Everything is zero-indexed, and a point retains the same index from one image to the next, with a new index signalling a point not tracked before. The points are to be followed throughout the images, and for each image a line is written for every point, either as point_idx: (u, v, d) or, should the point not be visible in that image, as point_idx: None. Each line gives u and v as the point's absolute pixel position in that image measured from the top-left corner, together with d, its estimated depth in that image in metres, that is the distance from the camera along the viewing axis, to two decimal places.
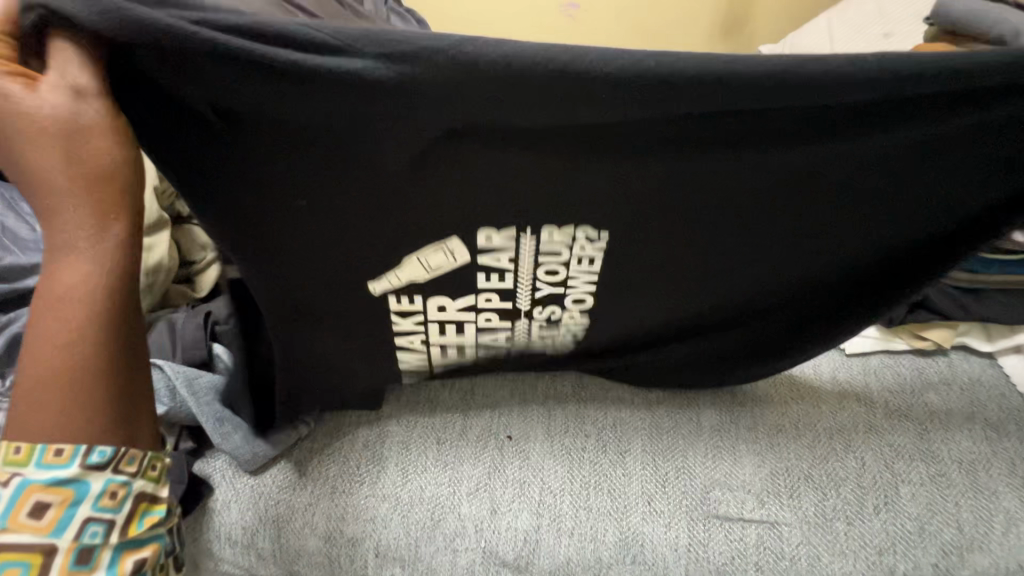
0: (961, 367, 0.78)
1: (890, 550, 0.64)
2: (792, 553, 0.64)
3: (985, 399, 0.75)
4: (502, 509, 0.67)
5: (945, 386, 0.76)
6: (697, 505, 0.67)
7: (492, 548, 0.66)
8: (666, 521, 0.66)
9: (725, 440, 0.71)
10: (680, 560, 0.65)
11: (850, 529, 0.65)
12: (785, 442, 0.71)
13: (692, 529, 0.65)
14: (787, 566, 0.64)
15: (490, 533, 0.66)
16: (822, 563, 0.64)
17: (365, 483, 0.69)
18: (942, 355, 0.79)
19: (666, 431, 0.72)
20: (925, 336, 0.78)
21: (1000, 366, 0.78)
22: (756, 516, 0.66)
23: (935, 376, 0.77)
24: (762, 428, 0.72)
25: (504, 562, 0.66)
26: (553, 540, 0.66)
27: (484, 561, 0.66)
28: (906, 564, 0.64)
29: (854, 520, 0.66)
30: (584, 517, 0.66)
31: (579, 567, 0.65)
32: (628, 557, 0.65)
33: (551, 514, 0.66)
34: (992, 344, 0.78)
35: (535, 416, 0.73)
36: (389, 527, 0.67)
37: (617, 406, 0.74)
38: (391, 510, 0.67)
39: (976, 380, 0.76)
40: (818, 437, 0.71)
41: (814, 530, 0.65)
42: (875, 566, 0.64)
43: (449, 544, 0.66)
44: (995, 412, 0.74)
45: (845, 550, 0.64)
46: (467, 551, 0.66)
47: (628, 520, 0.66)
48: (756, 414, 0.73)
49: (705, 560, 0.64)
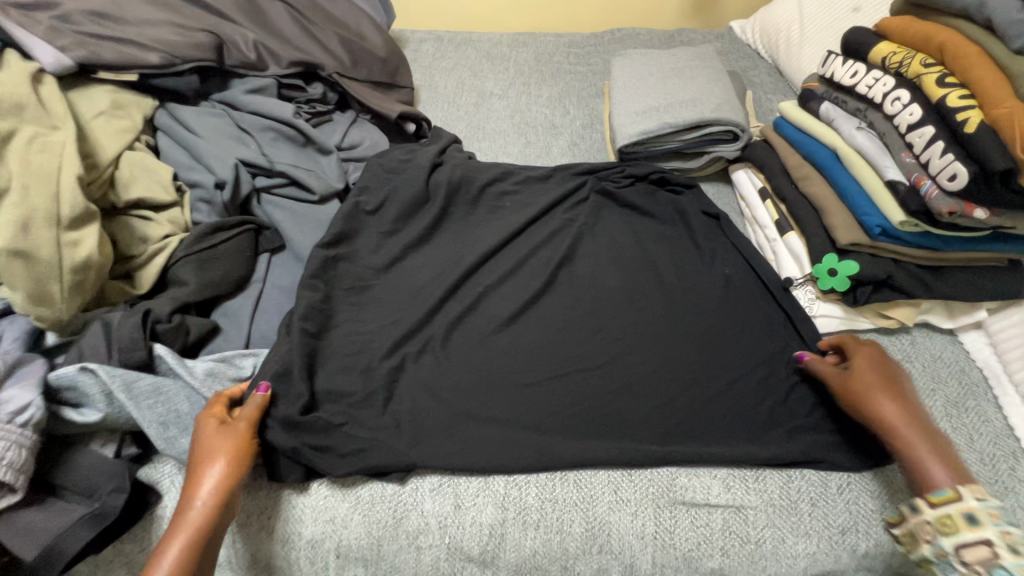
0: (924, 345, 0.78)
1: (853, 529, 0.64)
2: (757, 536, 0.64)
3: (947, 375, 0.75)
4: (466, 503, 0.65)
5: (907, 364, 0.76)
6: (663, 492, 0.66)
7: (457, 543, 0.64)
8: (633, 509, 0.65)
9: (695, 426, 0.70)
10: (647, 548, 0.64)
11: (814, 510, 0.65)
12: (753, 429, 0.70)
13: (658, 517, 0.65)
14: (753, 549, 0.64)
15: (455, 528, 0.64)
16: (787, 544, 0.64)
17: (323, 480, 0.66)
18: (905, 333, 0.80)
19: (634, 418, 0.71)
20: (890, 315, 0.78)
21: (962, 343, 0.79)
22: (722, 501, 0.65)
23: (899, 354, 0.77)
24: (725, 409, 0.72)
25: (470, 557, 0.64)
26: (519, 534, 0.64)
27: (449, 557, 0.64)
28: (869, 542, 0.64)
29: (818, 500, 0.66)
30: (551, 509, 0.65)
31: (546, 559, 0.64)
32: (594, 547, 0.64)
33: (516, 507, 0.65)
34: (954, 321, 0.79)
35: (503, 405, 0.71)
36: (349, 527, 0.64)
37: (582, 397, 0.72)
38: (351, 509, 0.65)
39: (938, 357, 0.77)
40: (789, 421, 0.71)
41: (779, 513, 0.65)
42: (839, 545, 0.64)
43: (412, 541, 0.64)
44: (955, 388, 0.74)
45: (809, 531, 0.64)
46: (431, 548, 0.64)
47: (594, 510, 0.65)
48: (719, 395, 0.73)
49: (671, 547, 0.64)
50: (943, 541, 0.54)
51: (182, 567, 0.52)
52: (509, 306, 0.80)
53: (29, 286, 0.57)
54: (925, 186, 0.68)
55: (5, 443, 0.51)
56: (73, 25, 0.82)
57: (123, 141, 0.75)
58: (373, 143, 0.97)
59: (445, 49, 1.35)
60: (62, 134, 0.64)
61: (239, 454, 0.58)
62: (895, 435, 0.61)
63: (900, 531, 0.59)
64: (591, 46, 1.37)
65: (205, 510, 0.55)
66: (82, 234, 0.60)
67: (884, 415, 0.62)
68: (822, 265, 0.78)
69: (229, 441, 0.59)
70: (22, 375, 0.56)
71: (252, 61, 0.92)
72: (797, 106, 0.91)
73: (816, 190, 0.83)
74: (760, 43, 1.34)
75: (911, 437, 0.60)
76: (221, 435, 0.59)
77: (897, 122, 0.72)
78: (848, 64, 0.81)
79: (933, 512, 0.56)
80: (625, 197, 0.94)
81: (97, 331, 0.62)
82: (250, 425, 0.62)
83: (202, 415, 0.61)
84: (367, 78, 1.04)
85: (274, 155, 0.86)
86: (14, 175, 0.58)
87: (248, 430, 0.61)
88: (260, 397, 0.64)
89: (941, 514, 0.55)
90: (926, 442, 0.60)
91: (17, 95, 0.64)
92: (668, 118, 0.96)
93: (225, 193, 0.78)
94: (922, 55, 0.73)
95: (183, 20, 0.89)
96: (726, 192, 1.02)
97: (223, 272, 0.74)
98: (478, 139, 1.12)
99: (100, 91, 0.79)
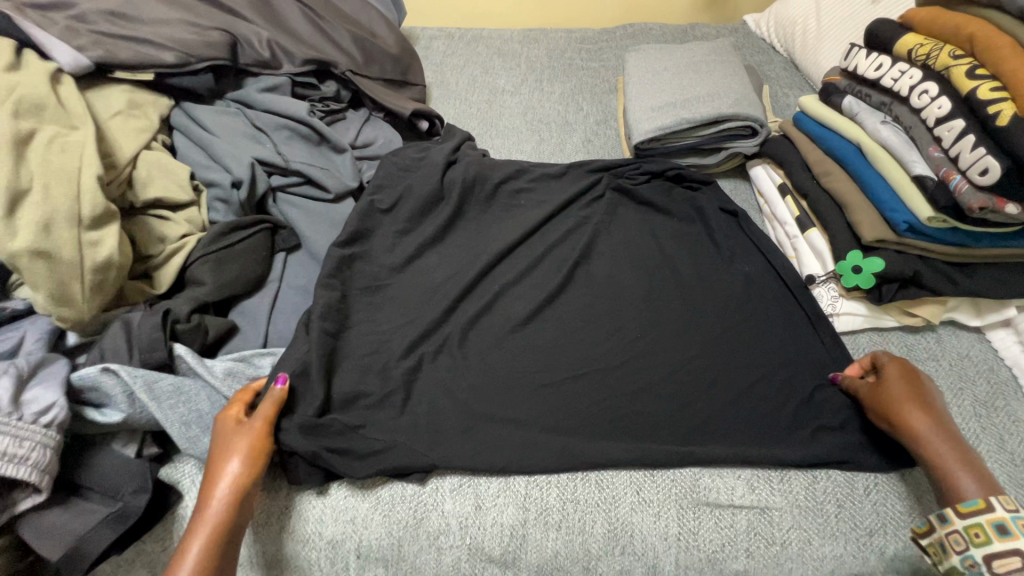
0: (951, 343, 0.77)
1: (881, 531, 0.63)
2: (783, 538, 0.63)
3: (974, 374, 0.74)
4: (487, 504, 0.65)
5: (933, 363, 0.75)
6: (687, 493, 0.65)
7: (477, 544, 0.64)
8: (656, 510, 0.64)
9: (717, 426, 0.69)
10: (670, 549, 0.63)
11: (840, 511, 0.64)
12: (776, 429, 0.69)
13: (682, 518, 0.64)
14: (779, 551, 0.63)
15: (475, 529, 0.64)
16: (813, 546, 0.63)
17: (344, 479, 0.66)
18: (931, 332, 0.78)
19: (655, 418, 0.70)
20: (916, 313, 0.77)
21: (989, 341, 0.78)
22: (746, 502, 0.64)
23: (924, 353, 0.76)
24: (748, 409, 0.71)
25: (491, 558, 0.64)
26: (540, 535, 0.63)
27: (470, 558, 0.64)
28: (898, 544, 0.63)
29: (844, 502, 0.65)
30: (572, 510, 0.64)
31: (568, 561, 0.63)
32: (617, 548, 0.63)
33: (537, 508, 0.64)
34: (981, 319, 0.78)
35: (522, 405, 0.70)
36: (369, 528, 0.64)
37: (602, 395, 0.71)
38: (371, 509, 0.65)
39: (965, 356, 0.76)
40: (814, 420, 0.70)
41: (805, 514, 0.64)
42: (866, 548, 0.63)
43: (433, 542, 0.64)
44: (983, 387, 0.73)
45: (836, 533, 0.63)
46: (452, 549, 0.64)
47: (617, 511, 0.64)
48: (742, 394, 0.72)
49: (695, 548, 0.63)
50: (972, 550, 0.53)
51: (203, 562, 0.52)
52: (527, 305, 0.79)
53: (51, 286, 0.56)
54: (954, 181, 0.67)
55: (30, 443, 0.51)
56: (89, 24, 0.81)
57: (140, 141, 0.75)
58: (387, 141, 0.97)
59: (456, 46, 1.34)
60: (81, 133, 0.64)
61: (255, 455, 0.58)
62: (927, 451, 0.60)
63: (928, 541, 0.57)
64: (603, 41, 1.36)
65: (224, 509, 0.55)
66: (102, 234, 0.60)
67: (914, 428, 0.61)
68: (846, 262, 0.76)
69: (245, 440, 0.59)
70: (45, 375, 0.56)
71: (267, 59, 0.92)
72: (818, 101, 0.90)
73: (838, 186, 0.82)
74: (775, 37, 1.33)
75: (943, 452, 0.59)
76: (238, 434, 0.59)
77: (925, 115, 0.70)
78: (872, 57, 0.80)
79: (964, 521, 0.54)
80: (642, 194, 0.93)
81: (117, 332, 0.62)
82: (265, 421, 0.61)
83: (219, 414, 0.61)
84: (381, 75, 1.03)
85: (290, 154, 0.86)
86: (35, 175, 0.58)
87: (265, 429, 0.61)
88: (279, 390, 0.64)
89: (972, 524, 0.54)
90: (961, 461, 0.59)
91: (36, 95, 0.64)
92: (685, 113, 0.94)
93: (241, 192, 0.78)
94: (950, 46, 0.71)
95: (197, 19, 0.89)
96: (744, 189, 1.00)
97: (241, 272, 0.74)
98: (491, 136, 1.12)
99: (117, 90, 0.79)
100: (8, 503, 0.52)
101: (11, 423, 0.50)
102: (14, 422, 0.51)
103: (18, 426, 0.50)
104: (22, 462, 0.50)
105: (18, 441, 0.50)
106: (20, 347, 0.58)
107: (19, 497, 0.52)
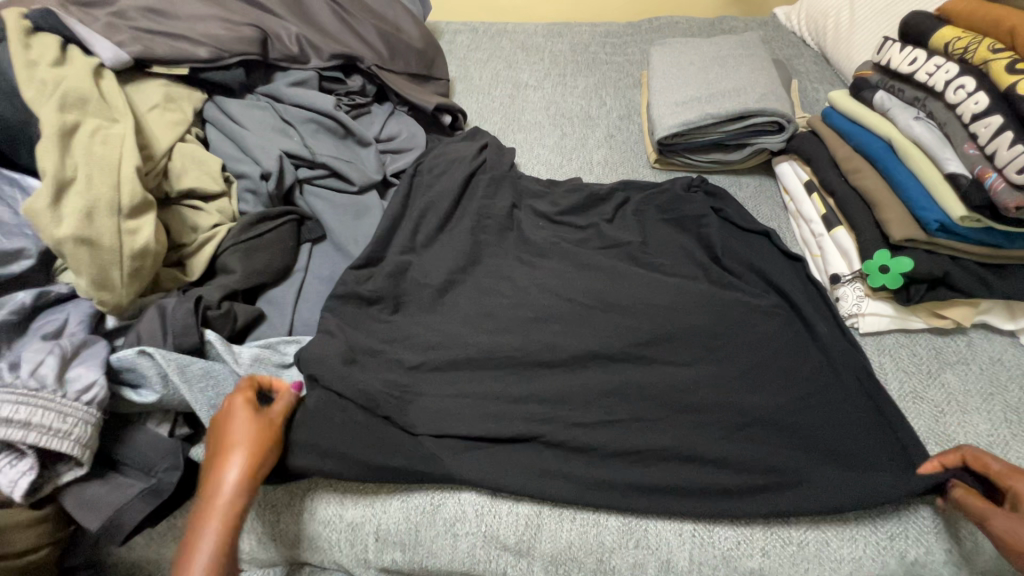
0: (981, 347, 0.75)
1: (902, 535, 0.62)
2: (800, 537, 0.62)
3: (1007, 378, 0.72)
4: (503, 493, 0.66)
5: (963, 366, 0.73)
6: None
7: (492, 531, 0.65)
8: None
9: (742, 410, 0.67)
10: (685, 546, 0.63)
11: (861, 513, 0.63)
12: (818, 422, 0.67)
13: (697, 514, 0.64)
14: (795, 550, 0.62)
15: (491, 517, 0.65)
16: (830, 548, 0.62)
17: None
18: (961, 334, 0.76)
19: None
20: (945, 315, 0.75)
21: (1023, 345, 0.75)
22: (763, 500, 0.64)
23: (954, 356, 0.74)
24: (788, 399, 0.68)
25: (506, 546, 0.65)
26: (555, 524, 0.64)
27: (485, 545, 0.65)
28: (919, 549, 0.62)
29: (864, 504, 0.64)
30: (587, 503, 0.65)
31: (581, 552, 0.64)
32: (631, 541, 0.63)
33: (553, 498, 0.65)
34: (1015, 322, 0.75)
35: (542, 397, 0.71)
36: (388, 511, 0.66)
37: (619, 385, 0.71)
38: (391, 494, 0.66)
39: (997, 360, 0.73)
40: (850, 416, 0.67)
41: (823, 515, 0.63)
42: (886, 551, 0.62)
43: (449, 528, 0.65)
44: (1016, 393, 0.70)
45: (855, 535, 0.62)
46: (468, 535, 0.65)
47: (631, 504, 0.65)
48: (776, 385, 0.70)
49: (710, 545, 0.63)
50: None
51: None
52: (548, 297, 0.79)
53: (93, 271, 0.59)
54: (990, 179, 0.65)
55: (72, 419, 0.53)
56: (128, 21, 0.85)
57: (175, 133, 0.77)
58: (410, 135, 0.98)
59: (480, 41, 1.34)
60: (121, 125, 0.67)
61: (259, 454, 0.57)
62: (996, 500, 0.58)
63: None
64: (628, 35, 1.35)
65: (232, 497, 0.55)
66: (140, 222, 0.62)
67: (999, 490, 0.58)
68: (873, 261, 0.74)
69: (244, 471, 0.56)
70: (87, 356, 0.59)
71: (295, 54, 0.94)
72: (848, 96, 0.88)
73: (866, 184, 0.80)
74: (806, 30, 1.29)
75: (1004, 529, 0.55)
76: (241, 453, 0.57)
77: (960, 111, 0.68)
78: (906, 50, 0.77)
79: None
80: (665, 189, 0.92)
81: (152, 316, 0.65)
82: (278, 422, 0.62)
83: (232, 396, 0.60)
84: (406, 70, 1.05)
85: (316, 147, 0.88)
86: (79, 166, 0.61)
87: (277, 427, 0.61)
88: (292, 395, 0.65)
89: None
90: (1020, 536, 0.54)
91: (80, 89, 0.67)
92: (709, 109, 0.93)
93: (270, 183, 0.81)
94: (990, 40, 0.69)
95: (230, 14, 0.91)
96: (770, 186, 0.99)
97: (269, 261, 0.77)
98: (513, 130, 1.12)
99: (154, 85, 0.82)
100: (52, 476, 0.55)
101: (55, 400, 0.53)
102: (58, 399, 0.53)
103: (61, 403, 0.53)
104: (64, 437, 0.53)
105: (61, 417, 0.53)
106: (65, 328, 0.62)
107: (62, 470, 0.55)
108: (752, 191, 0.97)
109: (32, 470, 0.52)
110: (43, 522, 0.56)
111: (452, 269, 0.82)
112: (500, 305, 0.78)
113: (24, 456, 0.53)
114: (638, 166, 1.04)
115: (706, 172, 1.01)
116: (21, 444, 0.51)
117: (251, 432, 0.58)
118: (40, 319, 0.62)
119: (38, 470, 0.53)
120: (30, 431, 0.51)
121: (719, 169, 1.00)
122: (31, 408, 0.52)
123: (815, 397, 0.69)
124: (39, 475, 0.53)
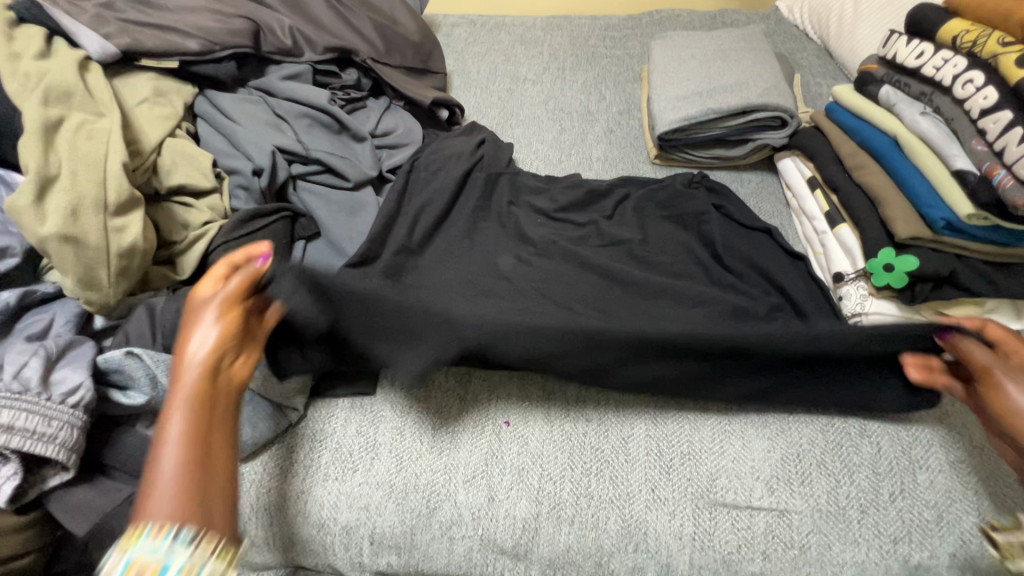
0: None
1: (906, 539, 0.61)
2: (802, 541, 0.61)
3: None
4: (499, 496, 0.65)
5: None
6: (702, 493, 0.64)
7: (489, 535, 0.64)
8: (671, 508, 0.63)
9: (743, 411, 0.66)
10: (685, 549, 0.62)
11: (864, 517, 0.62)
12: None
13: (697, 517, 0.63)
14: (797, 555, 0.61)
15: (488, 520, 0.64)
16: (833, 552, 0.61)
17: (355, 453, 0.68)
18: None
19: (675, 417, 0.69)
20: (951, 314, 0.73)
21: None
22: (765, 504, 0.63)
23: None
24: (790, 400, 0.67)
25: (503, 550, 0.64)
26: (553, 528, 0.63)
27: (481, 549, 0.64)
28: (924, 553, 0.61)
29: (868, 507, 0.63)
30: (585, 506, 0.64)
31: (580, 555, 0.63)
32: (630, 545, 0.62)
33: (551, 501, 0.64)
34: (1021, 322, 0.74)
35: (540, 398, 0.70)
36: (383, 515, 0.65)
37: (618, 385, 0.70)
38: (385, 497, 0.65)
39: None
40: None
41: (825, 518, 0.62)
42: (890, 555, 0.61)
43: (445, 531, 0.64)
44: None
45: (858, 539, 0.61)
46: (464, 539, 0.64)
47: (631, 507, 0.63)
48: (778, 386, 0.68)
49: (711, 549, 0.62)
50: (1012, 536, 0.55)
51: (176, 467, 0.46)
52: (547, 296, 0.77)
53: (78, 270, 0.58)
54: (998, 175, 0.63)
55: (58, 423, 0.52)
56: (117, 12, 0.82)
57: (165, 128, 0.75)
58: (407, 130, 0.96)
59: (478, 34, 1.32)
60: (107, 120, 0.65)
61: (228, 309, 0.54)
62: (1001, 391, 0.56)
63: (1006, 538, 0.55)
64: (629, 29, 1.32)
65: (201, 364, 0.51)
66: (127, 220, 0.60)
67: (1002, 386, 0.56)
68: (878, 259, 0.73)
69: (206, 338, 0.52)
70: (73, 357, 0.58)
71: (289, 47, 0.92)
72: (852, 90, 0.86)
73: (871, 180, 0.78)
74: (809, 23, 1.27)
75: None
76: (212, 311, 0.54)
77: (969, 106, 0.67)
78: (913, 44, 0.76)
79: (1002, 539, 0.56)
80: (666, 186, 0.91)
81: (141, 316, 0.64)
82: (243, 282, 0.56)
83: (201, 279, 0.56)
84: (402, 64, 1.03)
85: (310, 142, 0.87)
86: (63, 162, 0.59)
87: (236, 292, 0.56)
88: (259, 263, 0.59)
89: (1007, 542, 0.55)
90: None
91: (65, 82, 0.65)
92: (711, 103, 0.92)
93: (262, 179, 0.79)
94: (1000, 33, 0.67)
95: (221, 6, 0.89)
96: (772, 182, 0.97)
97: None
98: (512, 125, 1.10)
99: (143, 78, 0.80)
100: (37, 480, 0.53)
101: (40, 402, 0.52)
102: (42, 402, 0.52)
103: (46, 406, 0.52)
104: (50, 441, 0.51)
105: (46, 420, 0.52)
106: (50, 329, 0.60)
107: (46, 475, 0.54)
108: (753, 188, 0.95)
109: (15, 475, 0.51)
110: (28, 527, 0.55)
111: (449, 267, 0.81)
112: (497, 304, 0.76)
113: (7, 461, 0.51)
114: (638, 162, 1.02)
115: (708, 168, 0.99)
116: (4, 448, 0.50)
117: (219, 295, 0.55)
118: (26, 320, 0.61)
119: (21, 476, 0.51)
120: (13, 434, 0.50)
121: (721, 165, 0.99)
122: (14, 411, 0.51)
123: (818, 398, 0.67)
124: (22, 481, 0.52)
